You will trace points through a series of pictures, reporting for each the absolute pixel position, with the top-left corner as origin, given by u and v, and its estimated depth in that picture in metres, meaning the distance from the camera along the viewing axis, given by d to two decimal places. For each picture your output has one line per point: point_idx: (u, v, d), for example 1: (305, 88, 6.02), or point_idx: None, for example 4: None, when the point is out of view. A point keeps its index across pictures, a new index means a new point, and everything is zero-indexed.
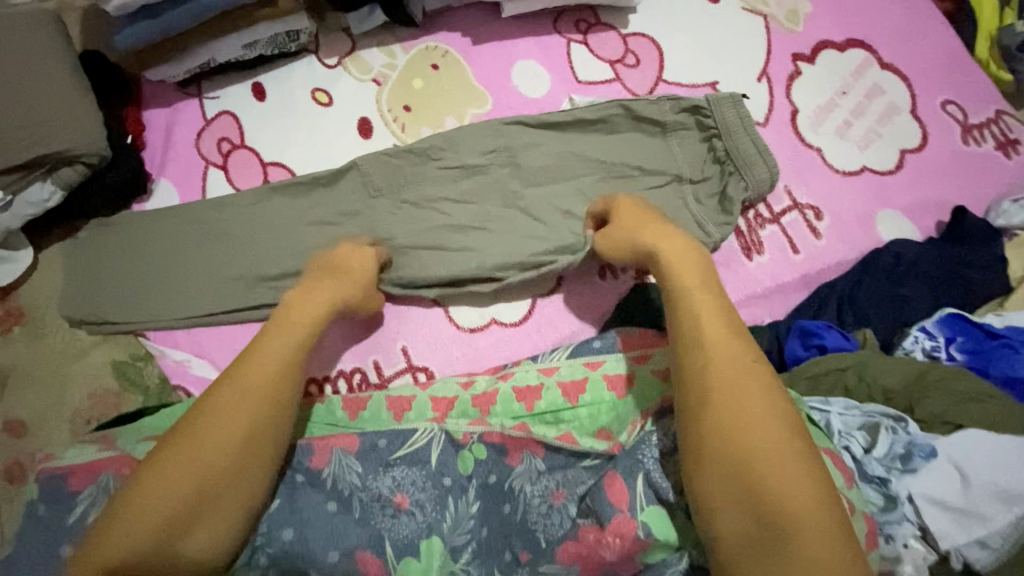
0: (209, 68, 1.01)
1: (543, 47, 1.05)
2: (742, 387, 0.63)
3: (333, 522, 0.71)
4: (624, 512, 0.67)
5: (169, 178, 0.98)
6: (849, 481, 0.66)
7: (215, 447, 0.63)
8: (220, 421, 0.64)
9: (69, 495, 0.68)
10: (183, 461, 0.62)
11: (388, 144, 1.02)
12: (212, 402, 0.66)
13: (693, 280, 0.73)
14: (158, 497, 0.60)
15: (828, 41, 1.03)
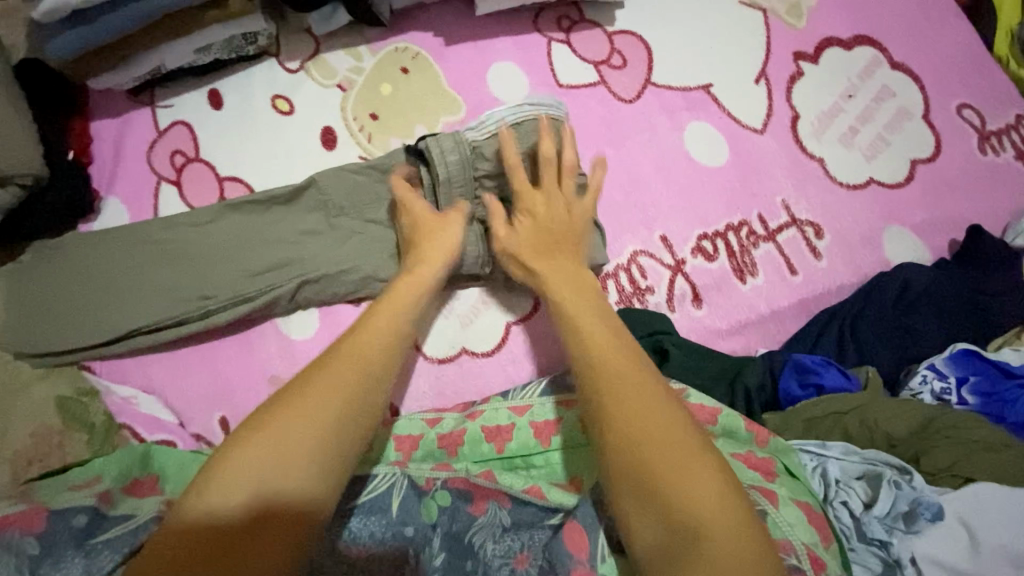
0: (160, 74, 0.93)
1: (522, 48, 0.97)
2: (640, 397, 0.61)
3: None
4: (584, 564, 0.62)
5: (118, 196, 0.92)
6: (827, 540, 0.60)
7: (302, 435, 0.58)
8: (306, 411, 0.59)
9: None
10: (270, 447, 0.56)
11: (354, 157, 0.94)
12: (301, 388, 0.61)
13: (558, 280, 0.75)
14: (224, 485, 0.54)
15: (833, 38, 0.94)
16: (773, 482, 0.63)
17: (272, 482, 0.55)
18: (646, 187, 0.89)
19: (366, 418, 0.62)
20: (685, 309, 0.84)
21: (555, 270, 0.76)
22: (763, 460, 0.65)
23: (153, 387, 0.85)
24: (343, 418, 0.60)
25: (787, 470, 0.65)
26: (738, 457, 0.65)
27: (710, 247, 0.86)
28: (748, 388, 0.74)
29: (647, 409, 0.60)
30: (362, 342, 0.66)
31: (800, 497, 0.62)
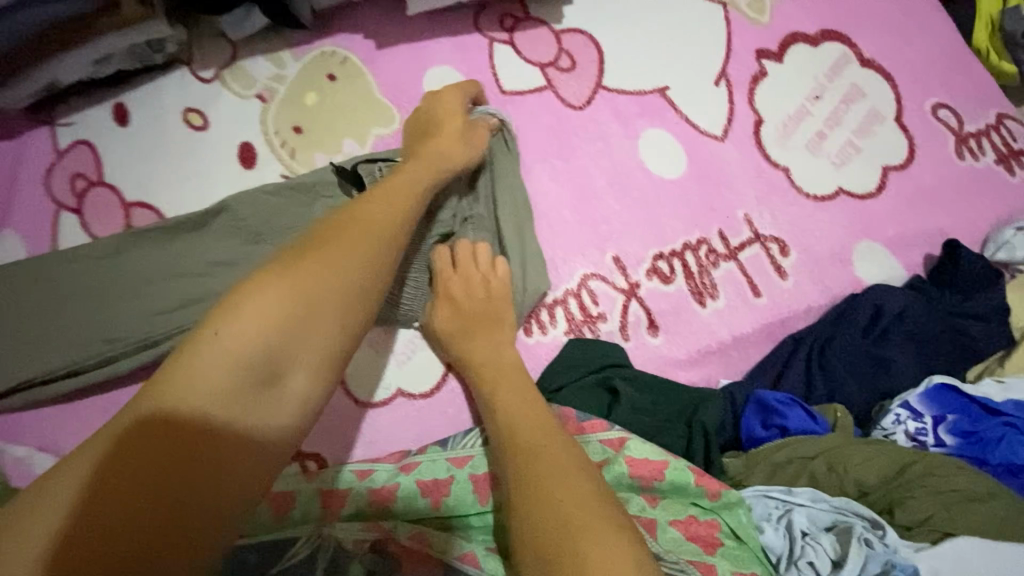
0: (58, 89, 0.84)
1: (461, 50, 0.88)
2: (534, 461, 0.56)
3: None
4: None
5: (11, 228, 0.82)
6: None
7: (279, 341, 0.53)
8: (264, 323, 0.52)
9: None
10: (238, 358, 0.51)
11: (276, 176, 0.85)
12: (262, 293, 0.53)
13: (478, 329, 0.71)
14: (182, 409, 0.49)
15: (799, 32, 0.86)
16: (713, 555, 0.58)
17: (241, 399, 0.51)
18: (597, 203, 0.81)
19: (351, 322, 0.57)
20: (640, 338, 0.76)
21: (481, 346, 0.70)
22: (707, 526, 0.60)
23: (52, 445, 0.76)
24: (308, 329, 0.55)
25: (734, 535, 0.59)
26: (677, 526, 0.60)
27: (667, 268, 0.78)
28: (707, 428, 0.67)
29: (542, 472, 0.55)
30: (344, 253, 0.58)
31: (742, 571, 0.57)
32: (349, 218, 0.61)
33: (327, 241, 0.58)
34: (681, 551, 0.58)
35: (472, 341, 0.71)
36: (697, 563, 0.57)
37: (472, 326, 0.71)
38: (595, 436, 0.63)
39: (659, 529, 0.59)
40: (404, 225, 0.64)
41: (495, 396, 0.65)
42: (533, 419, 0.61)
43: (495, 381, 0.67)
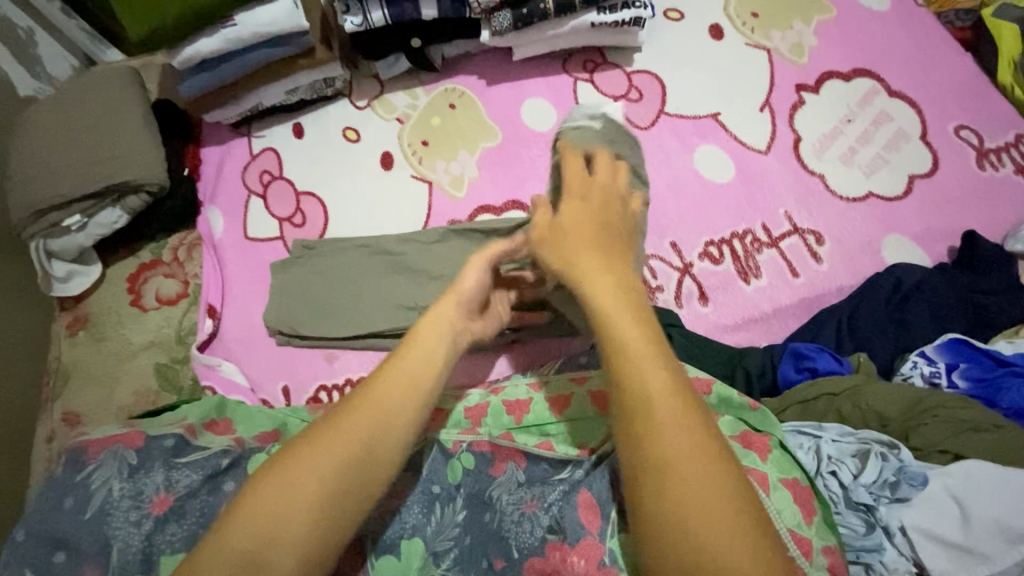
0: (258, 111, 1.15)
1: (552, 86, 1.12)
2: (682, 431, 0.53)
3: None
4: (593, 537, 0.70)
5: (218, 206, 1.10)
6: (810, 516, 0.64)
7: (320, 496, 0.58)
8: (336, 465, 0.59)
9: (84, 462, 0.71)
10: (296, 500, 0.57)
11: (407, 176, 1.11)
12: (307, 449, 0.60)
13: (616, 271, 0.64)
14: (246, 531, 0.56)
15: (833, 71, 1.04)
16: (766, 462, 0.68)
17: (302, 519, 0.57)
18: (658, 200, 0.99)
19: (371, 479, 0.61)
20: (691, 306, 0.92)
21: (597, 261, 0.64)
22: (760, 436, 0.70)
23: (233, 357, 0.99)
24: (336, 491, 0.59)
25: (780, 444, 0.70)
26: (735, 439, 0.70)
27: (716, 252, 0.94)
28: (748, 372, 0.81)
29: (687, 453, 0.52)
30: (384, 409, 0.63)
31: (788, 476, 0.67)
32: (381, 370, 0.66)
33: (377, 390, 0.64)
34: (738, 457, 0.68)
35: (594, 272, 0.63)
36: (750, 470, 0.67)
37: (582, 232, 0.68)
38: None
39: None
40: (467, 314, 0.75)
41: (620, 334, 0.58)
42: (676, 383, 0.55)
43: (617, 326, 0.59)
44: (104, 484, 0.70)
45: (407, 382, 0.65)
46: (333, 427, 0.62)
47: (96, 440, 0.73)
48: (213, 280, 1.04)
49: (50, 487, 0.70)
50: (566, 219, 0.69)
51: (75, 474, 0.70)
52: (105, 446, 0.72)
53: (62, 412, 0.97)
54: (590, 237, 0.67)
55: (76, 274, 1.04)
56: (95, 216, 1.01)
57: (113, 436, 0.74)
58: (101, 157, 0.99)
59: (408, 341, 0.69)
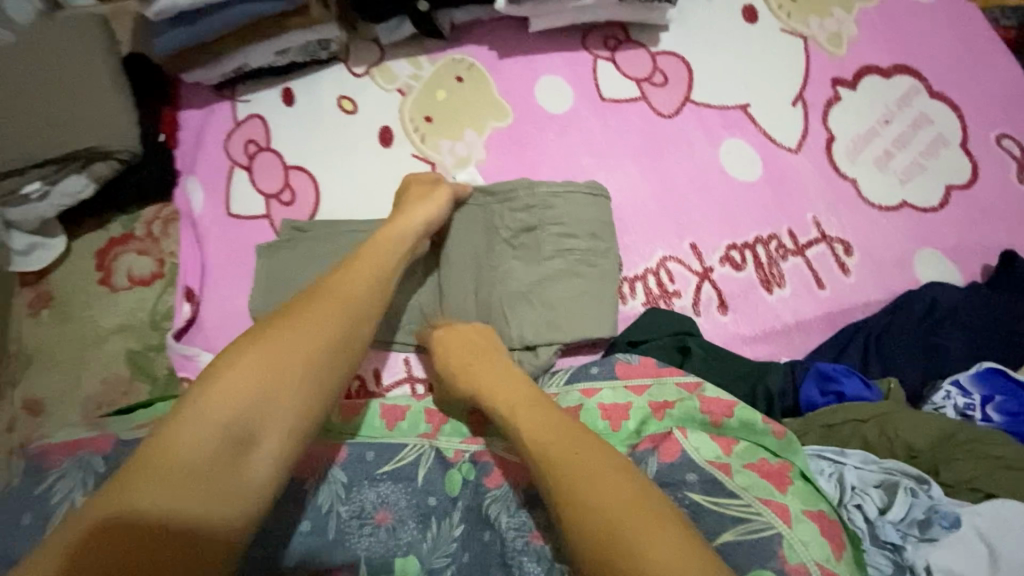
0: (243, 72, 1.04)
1: (570, 63, 1.03)
2: (577, 465, 0.60)
3: (310, 540, 0.70)
4: None
5: (197, 176, 1.00)
6: (837, 549, 0.60)
7: (291, 368, 0.63)
8: (235, 398, 0.60)
9: (42, 468, 0.67)
10: (246, 385, 0.61)
11: (407, 155, 1.01)
12: (222, 375, 0.61)
13: (450, 344, 0.79)
14: (230, 393, 0.60)
15: (872, 66, 0.98)
16: (785, 493, 0.63)
17: (270, 389, 0.61)
18: (679, 198, 0.93)
19: (345, 353, 0.67)
20: (710, 315, 0.86)
21: (484, 372, 0.75)
22: (779, 467, 0.65)
23: (213, 347, 0.91)
24: (312, 358, 0.64)
25: (802, 474, 0.65)
26: (753, 469, 0.65)
27: (739, 257, 0.89)
28: (770, 391, 0.76)
29: (597, 477, 0.58)
30: (290, 343, 0.64)
31: (812, 508, 0.62)
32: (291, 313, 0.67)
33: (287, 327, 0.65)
34: (755, 486, 0.63)
35: (461, 367, 0.77)
36: (769, 502, 0.62)
37: (472, 355, 0.77)
38: (672, 379, 0.72)
39: (733, 470, 0.65)
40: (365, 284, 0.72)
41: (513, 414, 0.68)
42: (552, 425, 0.65)
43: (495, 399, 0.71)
44: (70, 499, 0.65)
45: (362, 280, 0.72)
46: (303, 305, 0.68)
47: (61, 445, 0.69)
48: (191, 259, 0.96)
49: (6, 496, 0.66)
50: (445, 347, 0.79)
51: (33, 484, 0.66)
52: (72, 452, 0.68)
53: (25, 398, 0.89)
54: (477, 355, 0.77)
55: (38, 248, 0.94)
56: (58, 184, 0.90)
57: (80, 440, 0.70)
58: (63, 117, 0.88)
59: (352, 261, 0.75)
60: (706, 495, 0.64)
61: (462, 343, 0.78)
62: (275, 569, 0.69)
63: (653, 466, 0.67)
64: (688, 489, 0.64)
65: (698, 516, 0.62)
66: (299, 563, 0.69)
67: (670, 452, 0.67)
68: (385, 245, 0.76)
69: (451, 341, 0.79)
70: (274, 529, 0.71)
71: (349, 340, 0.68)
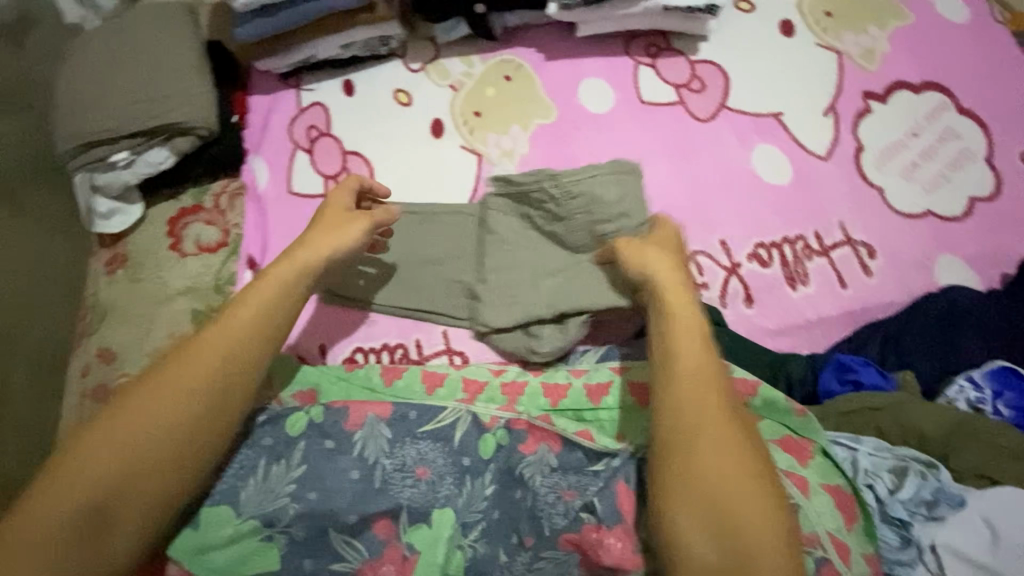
0: (310, 63, 1.12)
1: (613, 67, 1.09)
2: (710, 428, 0.64)
3: (357, 487, 0.77)
4: (626, 523, 0.71)
5: (262, 156, 1.09)
6: (850, 521, 0.66)
7: (188, 394, 0.70)
8: (157, 423, 0.68)
9: None
10: (158, 412, 0.69)
11: (456, 146, 1.09)
12: (139, 399, 0.69)
13: (660, 262, 0.75)
14: (145, 418, 0.68)
15: (903, 82, 1.02)
16: (807, 467, 0.69)
17: (170, 414, 0.69)
18: (711, 197, 0.99)
19: (241, 373, 0.73)
20: (736, 307, 0.91)
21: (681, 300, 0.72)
22: (802, 442, 0.70)
23: None
24: (213, 380, 0.71)
25: (824, 451, 0.70)
26: (778, 444, 0.70)
27: (765, 255, 0.94)
28: (790, 378, 0.81)
29: (711, 443, 0.63)
30: (197, 364, 0.71)
31: (832, 484, 0.68)
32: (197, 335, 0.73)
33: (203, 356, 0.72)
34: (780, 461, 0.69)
35: (669, 289, 0.73)
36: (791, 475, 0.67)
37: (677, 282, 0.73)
38: None
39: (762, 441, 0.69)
40: (295, 288, 0.78)
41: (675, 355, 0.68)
42: (704, 376, 0.67)
43: (672, 337, 0.69)
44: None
45: (265, 295, 0.77)
46: (216, 329, 0.74)
47: None
48: (255, 231, 1.04)
49: None
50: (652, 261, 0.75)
51: None
52: None
53: (98, 348, 0.97)
54: (672, 273, 0.74)
55: (118, 212, 1.03)
56: (142, 154, 0.99)
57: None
58: (152, 95, 0.97)
59: (285, 262, 0.79)
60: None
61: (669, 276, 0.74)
62: (325, 508, 0.75)
63: None
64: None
65: None
66: (347, 506, 0.76)
67: None
68: (306, 264, 0.80)
69: (645, 254, 0.76)
70: (322, 476, 0.77)
71: (246, 359, 0.74)
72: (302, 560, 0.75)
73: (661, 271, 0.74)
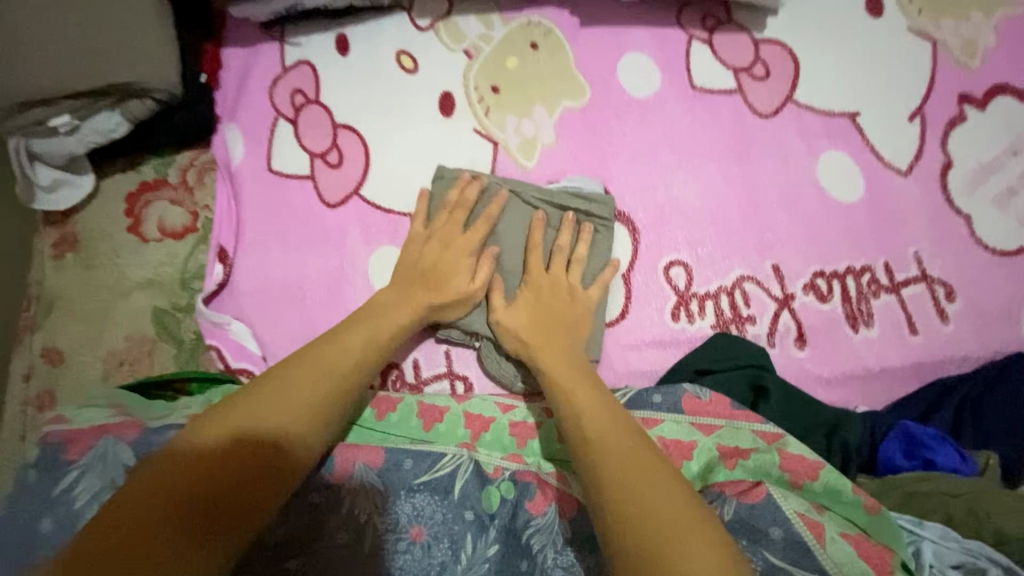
0: (295, 12, 0.92)
1: (661, 41, 0.91)
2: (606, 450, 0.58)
3: (342, 554, 0.65)
4: None
5: (237, 125, 0.92)
6: None
7: (346, 352, 0.68)
8: (311, 379, 0.64)
9: (64, 462, 0.62)
10: (314, 368, 0.66)
11: (468, 128, 0.91)
12: (299, 359, 0.66)
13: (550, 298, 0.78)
14: (301, 372, 0.65)
15: (1007, 85, 0.86)
16: None
17: (328, 373, 0.66)
18: (767, 212, 0.84)
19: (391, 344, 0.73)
20: (786, 348, 0.79)
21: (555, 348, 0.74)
22: (879, 549, 0.57)
23: (246, 317, 0.85)
24: (373, 347, 0.71)
25: (904, 565, 0.57)
26: (847, 540, 0.57)
27: (825, 287, 0.80)
28: (846, 444, 0.70)
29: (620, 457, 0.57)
30: (365, 329, 0.72)
31: None
32: (334, 333, 0.71)
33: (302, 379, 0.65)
34: (851, 567, 0.55)
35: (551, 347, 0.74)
36: None
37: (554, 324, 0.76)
38: (748, 426, 0.67)
39: (826, 538, 0.57)
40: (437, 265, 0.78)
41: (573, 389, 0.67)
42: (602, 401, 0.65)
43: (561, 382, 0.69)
44: (94, 498, 0.59)
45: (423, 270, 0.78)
46: (383, 305, 0.76)
47: (83, 432, 0.64)
48: (228, 215, 0.89)
49: (20, 493, 0.60)
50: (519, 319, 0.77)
51: (54, 483, 0.60)
52: (93, 442, 0.63)
53: (43, 347, 0.84)
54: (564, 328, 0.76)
55: (64, 185, 0.87)
56: (88, 119, 0.82)
57: (105, 426, 0.65)
58: (98, 45, 0.79)
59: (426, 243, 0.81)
60: (790, 564, 0.56)
61: (531, 320, 0.77)
62: None
63: (730, 511, 0.60)
64: (768, 548, 0.57)
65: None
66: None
67: (754, 498, 0.60)
68: (440, 244, 0.80)
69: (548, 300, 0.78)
70: (313, 538, 0.66)
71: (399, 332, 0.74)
72: None
73: (521, 313, 0.77)
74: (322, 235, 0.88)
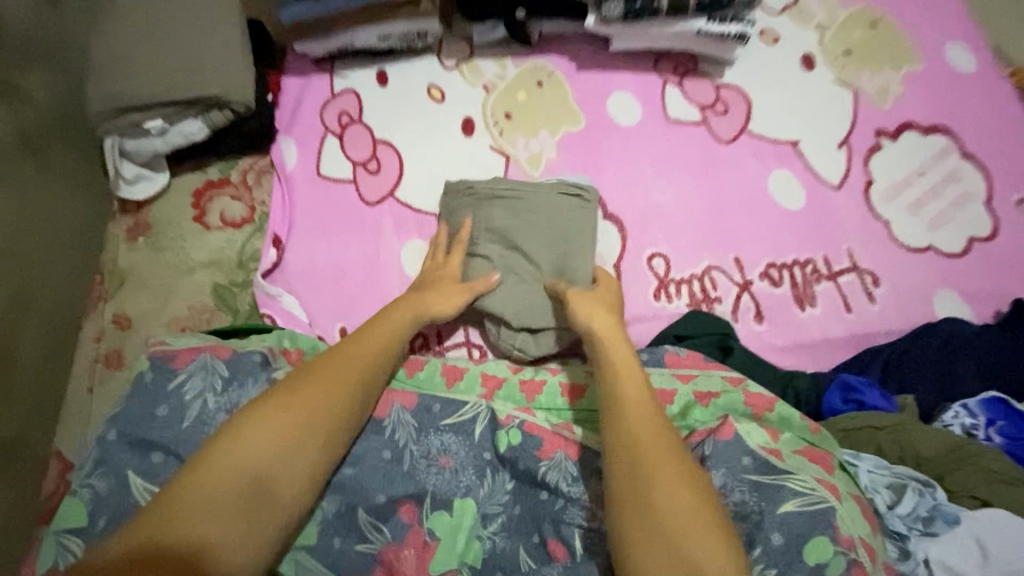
0: (346, 50, 1.13)
1: (641, 83, 1.13)
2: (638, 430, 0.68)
3: (388, 472, 0.80)
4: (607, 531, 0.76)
5: (292, 137, 1.10)
6: (873, 529, 0.68)
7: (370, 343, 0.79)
8: (341, 369, 0.75)
9: (172, 367, 0.79)
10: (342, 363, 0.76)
11: (485, 146, 1.11)
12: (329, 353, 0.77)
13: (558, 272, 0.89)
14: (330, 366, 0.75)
15: (913, 123, 1.09)
16: (833, 475, 0.71)
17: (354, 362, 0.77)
18: (729, 216, 1.03)
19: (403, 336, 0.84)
20: (747, 322, 0.96)
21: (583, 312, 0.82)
22: (823, 453, 0.73)
23: (294, 292, 1.00)
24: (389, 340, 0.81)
25: (841, 465, 0.73)
26: (802, 454, 0.72)
27: (776, 275, 0.98)
28: (798, 394, 0.85)
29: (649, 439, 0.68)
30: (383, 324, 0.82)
31: (854, 492, 0.70)
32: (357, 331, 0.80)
33: (306, 381, 0.73)
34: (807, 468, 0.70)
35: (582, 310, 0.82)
36: (822, 481, 0.69)
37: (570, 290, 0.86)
38: (717, 373, 0.83)
39: (785, 455, 0.72)
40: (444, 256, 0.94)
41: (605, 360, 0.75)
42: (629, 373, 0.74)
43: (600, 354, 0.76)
44: (197, 395, 0.77)
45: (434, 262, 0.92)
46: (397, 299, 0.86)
47: (183, 350, 0.80)
48: (281, 210, 1.05)
49: (139, 389, 0.77)
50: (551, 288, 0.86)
51: (167, 381, 0.78)
52: (193, 356, 0.80)
53: (115, 313, 0.97)
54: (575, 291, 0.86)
55: (143, 179, 1.03)
56: (176, 124, 1.00)
57: (199, 346, 0.81)
58: (191, 69, 0.98)
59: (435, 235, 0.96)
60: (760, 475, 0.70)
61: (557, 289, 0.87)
62: (362, 493, 0.78)
63: (710, 446, 0.73)
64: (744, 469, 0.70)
65: (761, 489, 0.68)
66: (379, 490, 0.78)
67: (725, 434, 0.73)
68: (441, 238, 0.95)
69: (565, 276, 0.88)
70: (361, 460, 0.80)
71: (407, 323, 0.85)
72: (331, 541, 0.76)
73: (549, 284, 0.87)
74: (361, 228, 1.05)
